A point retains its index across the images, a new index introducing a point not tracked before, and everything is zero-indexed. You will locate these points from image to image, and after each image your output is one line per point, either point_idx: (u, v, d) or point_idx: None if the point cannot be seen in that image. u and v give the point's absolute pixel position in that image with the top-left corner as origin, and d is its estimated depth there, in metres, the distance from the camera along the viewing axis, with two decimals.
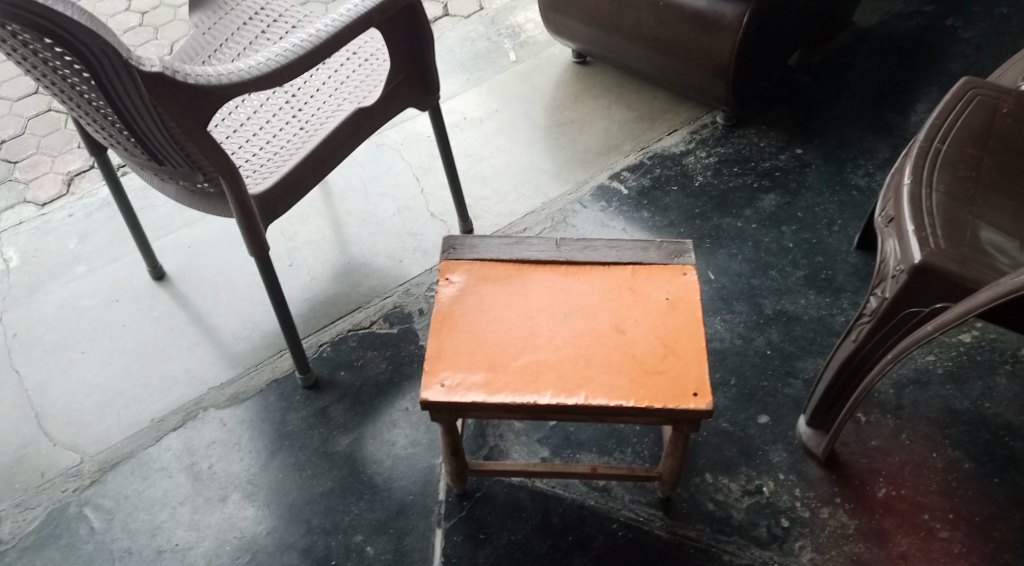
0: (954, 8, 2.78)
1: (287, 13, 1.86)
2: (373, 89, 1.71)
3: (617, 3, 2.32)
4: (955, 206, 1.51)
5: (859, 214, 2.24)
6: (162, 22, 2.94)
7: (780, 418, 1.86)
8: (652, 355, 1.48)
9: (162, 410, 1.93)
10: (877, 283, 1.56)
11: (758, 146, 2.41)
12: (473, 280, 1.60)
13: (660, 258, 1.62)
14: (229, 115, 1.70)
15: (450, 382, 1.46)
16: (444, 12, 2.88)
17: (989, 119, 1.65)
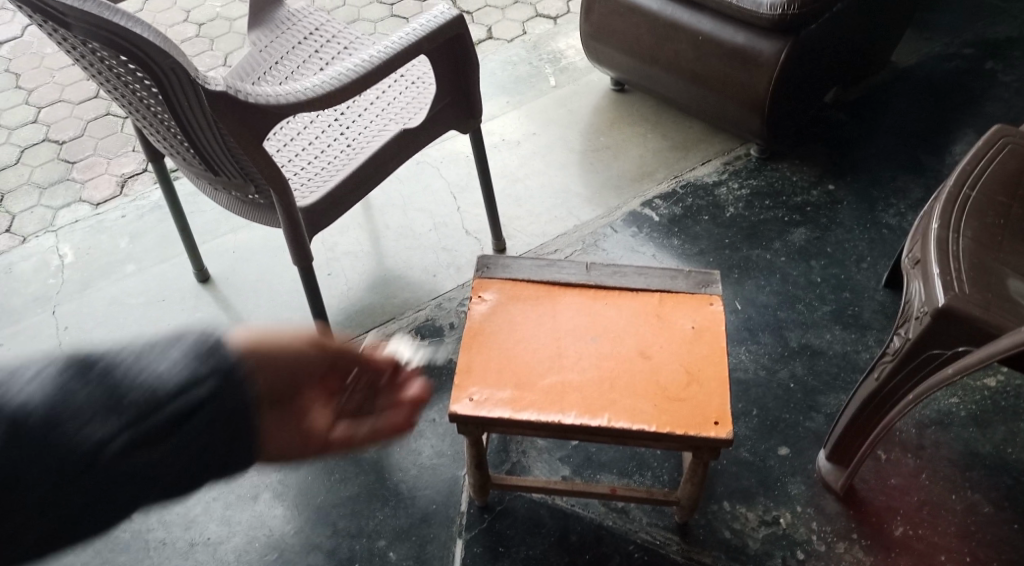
0: (994, 52, 2.81)
1: (340, 35, 1.96)
2: (417, 111, 1.78)
3: (657, 36, 2.38)
4: (981, 251, 1.55)
5: (888, 252, 2.27)
6: (218, 34, 3.10)
7: (800, 450, 1.90)
8: (675, 382, 1.52)
9: None
10: (900, 325, 1.60)
11: (790, 180, 2.45)
12: (505, 300, 1.66)
13: (688, 287, 1.67)
14: (280, 130, 1.79)
15: (478, 396, 1.50)
16: (489, 35, 2.97)
17: (1019, 168, 1.69)
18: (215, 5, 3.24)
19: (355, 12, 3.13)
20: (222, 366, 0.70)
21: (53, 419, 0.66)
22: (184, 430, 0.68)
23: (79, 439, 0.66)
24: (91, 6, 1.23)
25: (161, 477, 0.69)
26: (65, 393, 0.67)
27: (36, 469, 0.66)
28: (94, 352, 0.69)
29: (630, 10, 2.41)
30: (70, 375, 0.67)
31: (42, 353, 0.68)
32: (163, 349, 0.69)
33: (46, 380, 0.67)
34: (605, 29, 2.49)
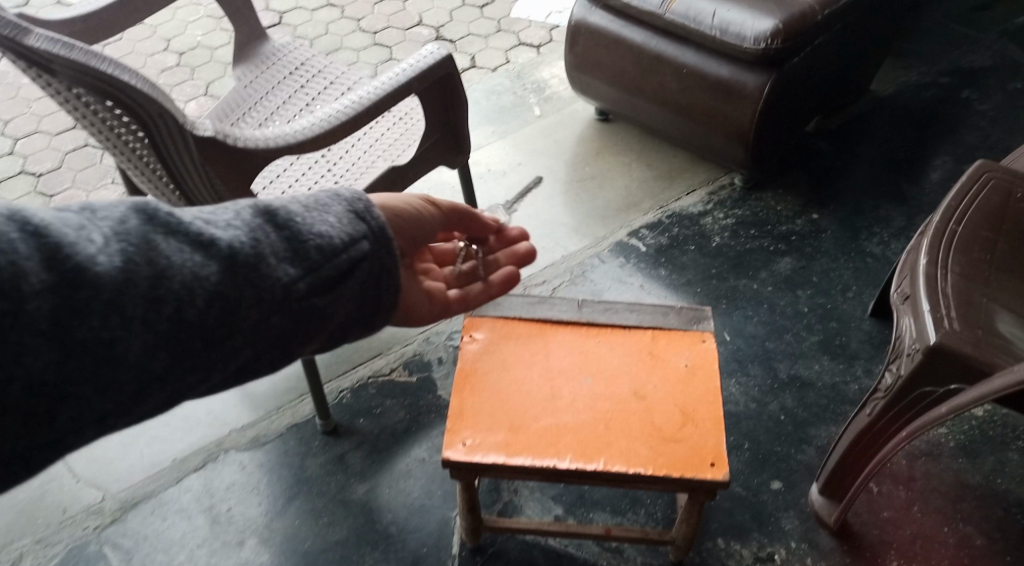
0: (970, 80, 2.84)
1: (325, 70, 1.98)
2: (407, 148, 1.77)
3: (642, 68, 2.40)
4: (969, 287, 1.56)
5: (873, 280, 2.28)
6: (199, 63, 3.07)
7: (793, 484, 1.89)
8: (671, 422, 1.50)
9: (183, 451, 1.97)
10: (892, 360, 1.59)
11: (775, 209, 2.46)
12: (497, 338, 1.64)
13: (680, 322, 1.66)
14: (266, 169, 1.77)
15: (471, 441, 1.48)
16: (472, 63, 2.98)
17: (1003, 202, 1.70)
18: (196, 33, 3.22)
19: (337, 40, 3.12)
20: (371, 229, 1.12)
21: (258, 253, 1.03)
22: (350, 263, 1.10)
23: (285, 263, 1.05)
24: (79, 53, 1.21)
25: (335, 304, 1.10)
26: (249, 238, 1.03)
27: (245, 289, 1.02)
28: (276, 206, 1.07)
29: (615, 42, 2.42)
30: (264, 217, 1.06)
31: (238, 208, 1.06)
32: (327, 209, 1.11)
33: (246, 225, 1.04)
34: (589, 61, 2.51)
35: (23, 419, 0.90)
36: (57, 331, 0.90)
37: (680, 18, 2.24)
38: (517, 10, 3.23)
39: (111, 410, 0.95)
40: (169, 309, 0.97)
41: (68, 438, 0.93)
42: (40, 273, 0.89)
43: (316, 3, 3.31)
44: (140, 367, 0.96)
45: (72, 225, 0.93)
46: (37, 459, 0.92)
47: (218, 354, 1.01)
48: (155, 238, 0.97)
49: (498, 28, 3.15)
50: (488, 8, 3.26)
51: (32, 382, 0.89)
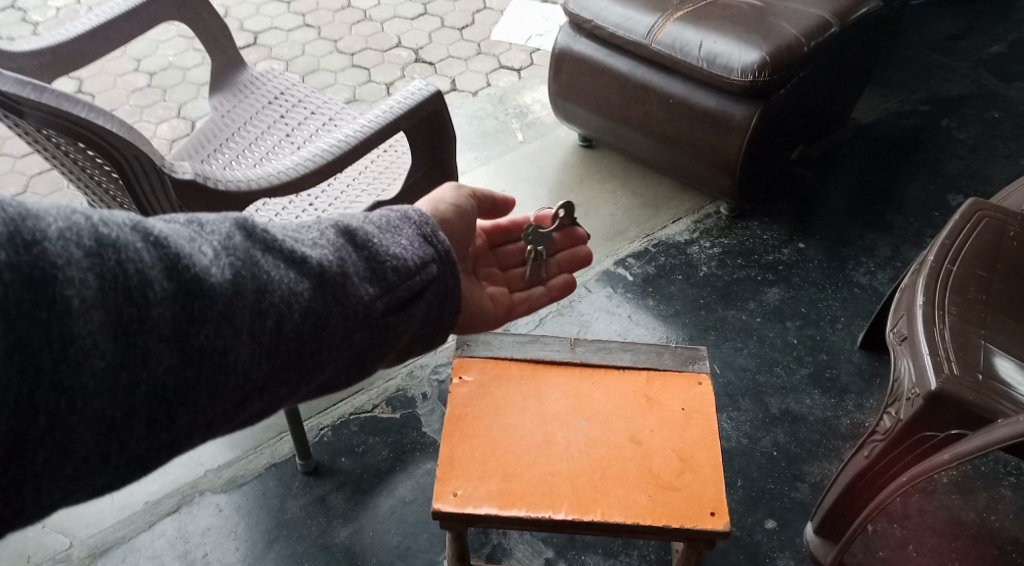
0: (950, 108, 2.84)
1: (305, 99, 1.97)
2: (391, 182, 1.73)
3: (627, 97, 2.36)
4: (967, 329, 1.53)
5: (862, 311, 2.25)
6: (171, 83, 3.00)
7: (787, 523, 1.85)
8: (668, 469, 1.46)
9: (156, 493, 1.88)
10: (891, 403, 1.56)
11: (762, 238, 2.43)
12: (487, 380, 1.59)
13: (675, 363, 1.62)
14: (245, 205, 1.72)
15: (462, 492, 1.42)
16: (453, 86, 2.94)
17: (996, 241, 1.68)
18: (168, 53, 3.14)
19: (314, 61, 3.06)
20: (439, 252, 1.08)
21: (343, 271, 1.00)
22: (426, 282, 1.07)
23: (364, 281, 1.01)
24: (50, 97, 1.20)
25: (412, 325, 1.06)
26: (333, 256, 1.00)
27: (333, 306, 0.97)
28: (353, 226, 1.05)
29: (600, 71, 2.39)
30: (343, 236, 1.04)
31: (318, 229, 1.03)
32: (402, 231, 1.08)
33: (330, 244, 1.01)
34: (574, 89, 2.47)
35: (144, 424, 0.85)
36: (176, 338, 0.86)
37: (666, 48, 2.21)
38: (496, 33, 3.19)
39: (217, 417, 0.90)
40: (272, 322, 0.92)
41: (181, 443, 0.89)
42: (163, 281, 0.85)
43: (291, 23, 3.25)
44: (246, 377, 0.91)
45: (183, 234, 0.89)
46: (150, 463, 0.87)
47: (309, 369, 0.96)
48: (256, 251, 0.94)
49: (478, 51, 3.11)
50: (467, 31, 3.21)
51: (155, 386, 0.85)
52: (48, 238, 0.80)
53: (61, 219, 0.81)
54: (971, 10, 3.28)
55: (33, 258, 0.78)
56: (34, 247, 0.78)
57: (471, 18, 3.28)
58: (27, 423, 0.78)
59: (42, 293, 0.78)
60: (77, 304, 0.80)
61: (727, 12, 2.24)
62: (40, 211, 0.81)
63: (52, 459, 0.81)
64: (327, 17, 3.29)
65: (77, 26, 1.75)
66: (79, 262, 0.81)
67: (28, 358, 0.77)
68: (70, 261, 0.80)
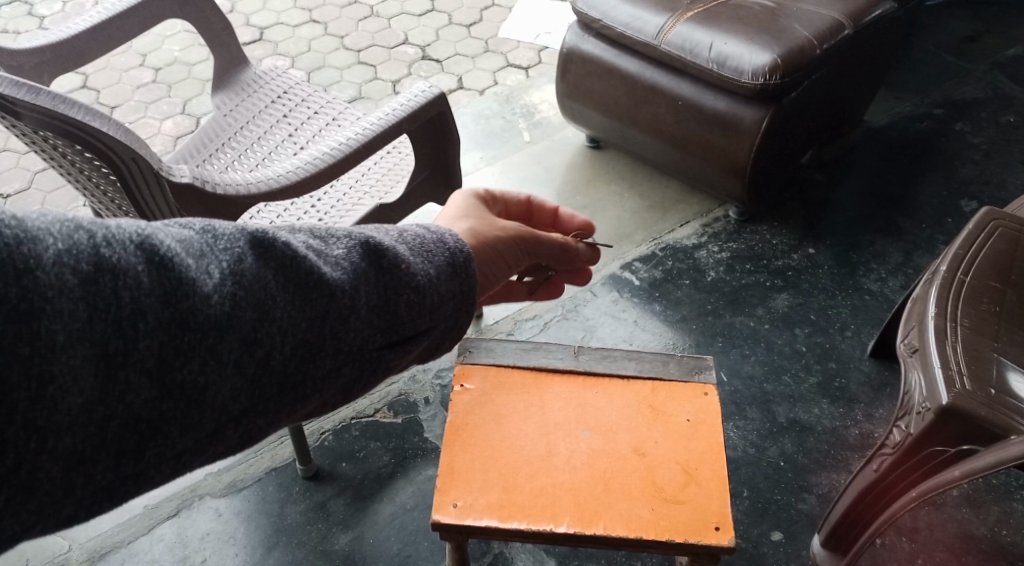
0: (963, 112, 2.80)
1: (309, 98, 1.95)
2: (394, 184, 1.71)
3: (636, 98, 2.33)
4: (980, 341, 1.50)
5: (872, 319, 2.22)
6: (176, 79, 2.98)
7: (794, 535, 1.82)
8: (673, 482, 1.43)
9: (155, 497, 1.86)
10: (901, 416, 1.53)
11: (771, 243, 2.40)
12: (489, 388, 1.56)
13: (681, 373, 1.59)
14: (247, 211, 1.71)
15: (462, 503, 1.40)
16: (459, 84, 2.92)
17: (1011, 252, 1.64)
18: (174, 48, 3.12)
19: (320, 58, 3.04)
20: (460, 287, 0.95)
21: (351, 299, 0.86)
22: (441, 320, 0.94)
23: (372, 312, 0.88)
24: (46, 98, 1.17)
25: (410, 361, 0.93)
26: (348, 279, 0.86)
27: (327, 339, 0.84)
28: (384, 244, 0.91)
29: (608, 72, 2.36)
30: (368, 256, 0.89)
31: (343, 240, 0.89)
32: (436, 256, 0.95)
33: (352, 266, 0.87)
34: (582, 90, 2.44)
35: (111, 456, 0.73)
36: (159, 370, 0.74)
37: (676, 49, 2.17)
38: (504, 30, 3.16)
39: (188, 448, 0.77)
40: (261, 352, 0.80)
41: (150, 475, 0.76)
42: (156, 309, 0.73)
43: (297, 19, 3.22)
44: (225, 410, 0.78)
45: (191, 249, 0.78)
46: (116, 495, 0.74)
47: (291, 404, 0.83)
48: (267, 274, 0.81)
49: (486, 48, 3.08)
50: (475, 28, 3.19)
51: (130, 422, 0.73)
52: (41, 264, 0.69)
53: (62, 239, 0.71)
54: (987, 11, 3.24)
55: (21, 287, 0.68)
56: (26, 277, 0.68)
57: (478, 15, 3.25)
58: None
59: (25, 324, 0.68)
60: (63, 339, 0.69)
61: (738, 13, 2.20)
62: (39, 229, 0.70)
63: (18, 497, 0.69)
64: (334, 13, 3.26)
65: (79, 23, 1.73)
66: (71, 291, 0.70)
67: (4, 394, 0.67)
68: (62, 291, 0.69)
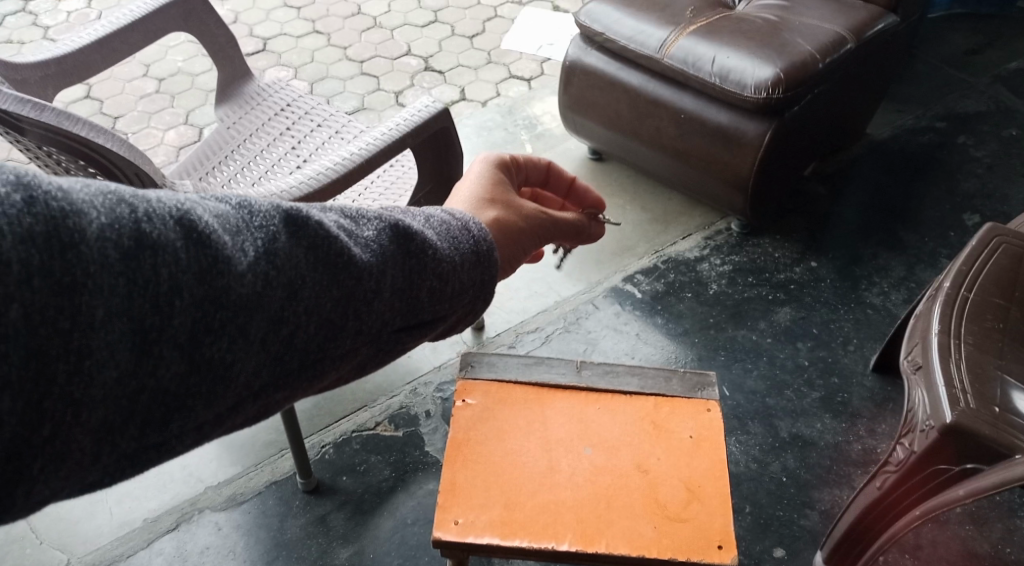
0: (966, 125, 2.80)
1: (312, 110, 1.95)
2: (398, 197, 1.70)
3: (638, 111, 2.33)
4: (983, 358, 1.49)
5: (874, 333, 2.21)
6: (179, 89, 2.98)
7: (796, 552, 1.82)
8: (675, 500, 1.42)
9: (155, 510, 1.86)
10: (904, 433, 1.53)
11: (773, 256, 2.39)
12: (491, 404, 1.55)
13: (683, 389, 1.58)
14: None
15: (463, 520, 1.39)
16: (462, 96, 2.92)
17: (1014, 268, 1.64)
18: (177, 59, 3.12)
19: (323, 68, 3.04)
20: (480, 274, 0.93)
21: (377, 281, 0.83)
22: (459, 306, 0.92)
23: (393, 294, 0.84)
24: (50, 115, 1.17)
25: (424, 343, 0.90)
26: (374, 259, 0.83)
27: (349, 320, 0.81)
28: (411, 227, 0.87)
29: (611, 85, 2.36)
30: (395, 238, 0.86)
31: (372, 221, 0.85)
32: (461, 242, 0.93)
33: (380, 248, 0.84)
34: (585, 103, 2.44)
35: (136, 428, 0.69)
36: (190, 348, 0.70)
37: (678, 63, 2.17)
38: (507, 42, 3.17)
39: (209, 420, 0.73)
40: (287, 330, 0.76)
41: (173, 446, 0.72)
42: (192, 286, 0.70)
43: (301, 30, 3.23)
44: (247, 385, 0.75)
45: (227, 225, 0.74)
46: (137, 463, 0.70)
47: (309, 381, 0.79)
48: (299, 252, 0.77)
49: (488, 60, 3.08)
50: (478, 39, 3.19)
51: (158, 396, 0.69)
52: (85, 238, 0.65)
53: (104, 213, 0.67)
54: (990, 24, 3.24)
55: (64, 262, 0.64)
56: (71, 250, 0.64)
57: (481, 26, 3.26)
58: (29, 429, 0.64)
59: (66, 299, 0.64)
60: (101, 315, 0.65)
61: (741, 27, 2.20)
62: (82, 201, 0.66)
63: (46, 467, 0.65)
64: (337, 23, 3.27)
65: (83, 36, 1.73)
66: (111, 266, 0.66)
67: (42, 368, 0.63)
68: (103, 266, 0.65)
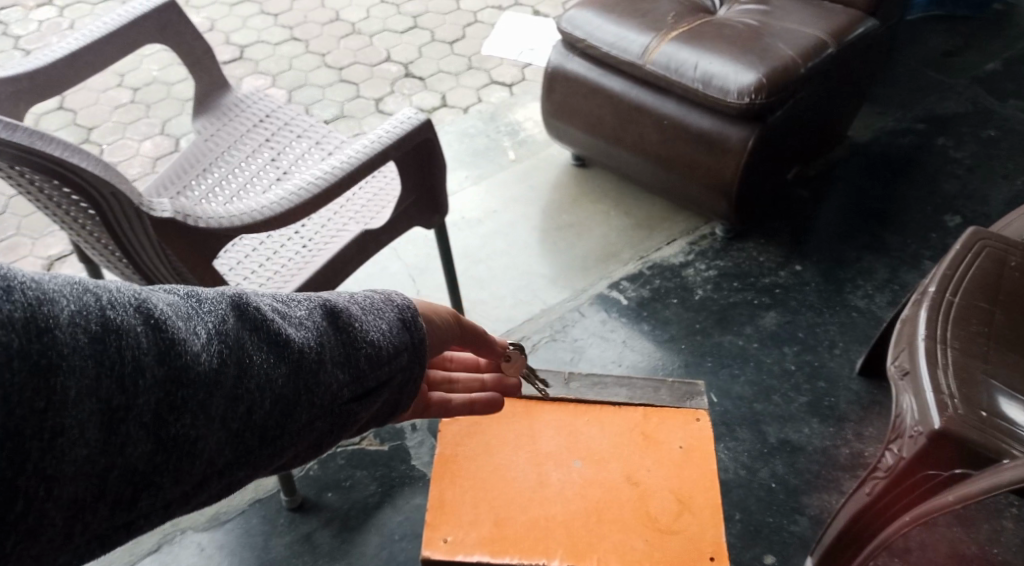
0: (945, 126, 2.81)
1: (292, 121, 1.93)
2: (380, 210, 1.72)
3: (621, 118, 2.32)
4: (970, 363, 1.49)
5: (860, 336, 2.21)
6: (155, 99, 2.94)
7: (786, 558, 1.81)
8: (666, 512, 1.41)
9: (136, 531, 1.84)
10: (893, 439, 1.52)
11: (757, 260, 2.39)
12: (478, 418, 1.54)
13: (671, 399, 1.60)
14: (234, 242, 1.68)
15: (452, 538, 1.38)
16: (443, 102, 2.90)
17: (998, 272, 1.64)
18: (152, 68, 3.09)
19: (302, 76, 3.01)
20: (413, 341, 1.03)
21: (318, 357, 0.93)
22: (394, 373, 1.00)
23: (333, 367, 0.94)
24: (22, 135, 1.16)
25: (368, 415, 1.00)
26: (311, 337, 0.93)
27: (297, 396, 0.90)
28: (341, 306, 0.98)
29: (593, 91, 2.35)
30: (328, 316, 0.96)
31: (303, 304, 0.96)
32: (384, 314, 1.02)
33: (316, 326, 0.94)
34: (568, 109, 2.43)
35: (108, 505, 0.78)
36: (156, 424, 0.80)
37: (661, 69, 2.17)
38: (487, 47, 3.15)
39: (176, 498, 0.83)
40: (244, 407, 0.86)
41: (140, 524, 0.81)
42: (154, 367, 0.79)
43: (278, 37, 3.20)
44: (209, 462, 0.84)
45: (180, 311, 0.84)
46: (107, 541, 0.80)
47: (268, 455, 0.89)
48: (245, 333, 0.87)
49: (469, 65, 3.06)
50: (458, 45, 3.17)
51: (127, 473, 0.79)
52: (58, 324, 0.75)
53: (73, 301, 0.77)
54: (968, 25, 3.26)
55: (41, 344, 0.73)
56: (46, 334, 0.74)
57: (461, 32, 3.24)
58: (5, 506, 0.72)
59: (47, 378, 0.73)
60: (74, 394, 0.75)
61: (722, 32, 2.20)
62: (53, 290, 0.76)
63: (23, 541, 0.74)
64: (315, 30, 3.24)
65: (55, 50, 1.69)
66: (82, 349, 0.76)
67: (19, 445, 0.72)
68: (74, 349, 0.75)
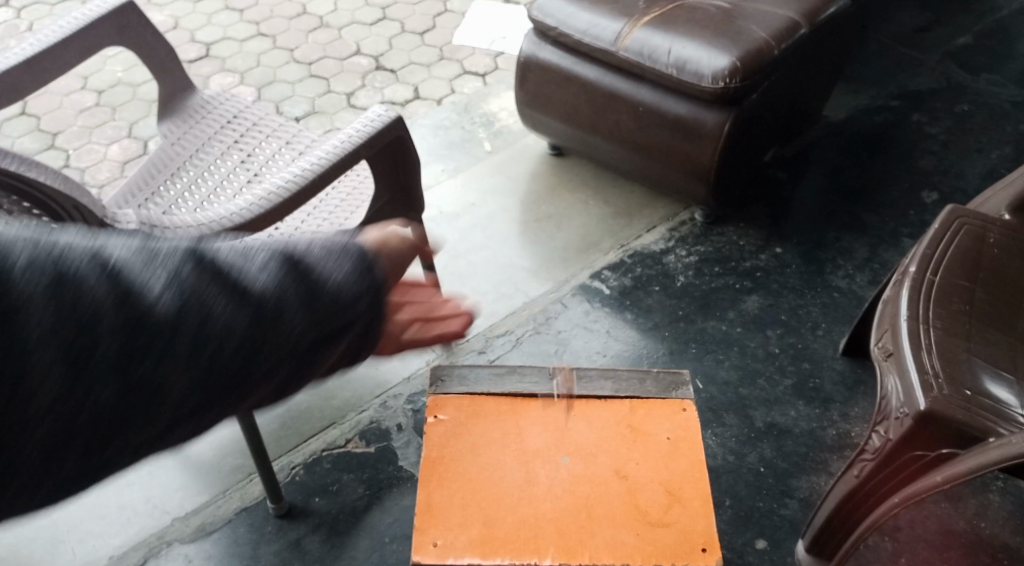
0: (919, 102, 2.81)
1: (261, 122, 1.90)
2: (355, 208, 1.69)
3: (595, 106, 2.30)
4: (953, 342, 1.49)
5: (842, 316, 2.21)
6: (121, 101, 2.89)
7: (778, 542, 1.81)
8: (656, 504, 1.41)
9: (121, 545, 1.81)
10: (879, 421, 1.52)
11: (737, 244, 2.39)
12: (463, 418, 1.52)
13: (657, 390, 1.56)
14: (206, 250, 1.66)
15: (442, 542, 1.37)
16: (415, 94, 2.88)
17: (978, 249, 1.64)
18: (117, 69, 3.03)
19: (271, 72, 2.97)
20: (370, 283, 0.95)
21: (281, 305, 0.89)
22: (361, 316, 0.95)
23: (293, 310, 0.89)
24: None
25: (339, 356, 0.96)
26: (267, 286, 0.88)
27: (259, 344, 0.88)
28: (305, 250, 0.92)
29: (567, 80, 2.33)
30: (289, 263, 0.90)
31: (265, 241, 0.91)
32: (348, 257, 0.94)
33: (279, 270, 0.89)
34: (542, 99, 2.41)
35: (78, 452, 0.80)
36: (111, 377, 0.80)
37: (634, 55, 2.15)
38: (458, 37, 3.12)
39: (145, 445, 0.84)
40: (205, 357, 0.85)
41: (113, 465, 0.83)
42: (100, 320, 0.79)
43: (245, 33, 3.15)
44: (175, 408, 0.84)
45: (129, 264, 0.81)
46: (81, 483, 0.82)
47: (236, 402, 0.88)
48: (200, 285, 0.84)
49: (441, 56, 3.03)
50: (429, 36, 3.14)
51: (88, 421, 0.79)
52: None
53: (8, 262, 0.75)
54: None
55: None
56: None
57: (432, 22, 3.20)
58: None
59: (2, 329, 0.74)
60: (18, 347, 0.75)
61: (694, 16, 2.18)
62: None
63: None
64: (283, 25, 3.19)
65: (10, 56, 1.64)
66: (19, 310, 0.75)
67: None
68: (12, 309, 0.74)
